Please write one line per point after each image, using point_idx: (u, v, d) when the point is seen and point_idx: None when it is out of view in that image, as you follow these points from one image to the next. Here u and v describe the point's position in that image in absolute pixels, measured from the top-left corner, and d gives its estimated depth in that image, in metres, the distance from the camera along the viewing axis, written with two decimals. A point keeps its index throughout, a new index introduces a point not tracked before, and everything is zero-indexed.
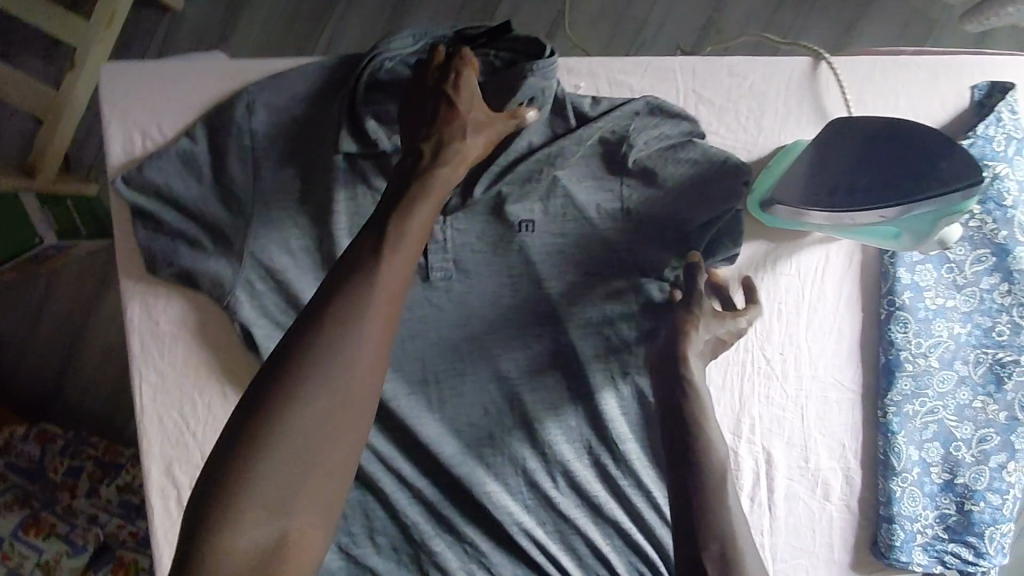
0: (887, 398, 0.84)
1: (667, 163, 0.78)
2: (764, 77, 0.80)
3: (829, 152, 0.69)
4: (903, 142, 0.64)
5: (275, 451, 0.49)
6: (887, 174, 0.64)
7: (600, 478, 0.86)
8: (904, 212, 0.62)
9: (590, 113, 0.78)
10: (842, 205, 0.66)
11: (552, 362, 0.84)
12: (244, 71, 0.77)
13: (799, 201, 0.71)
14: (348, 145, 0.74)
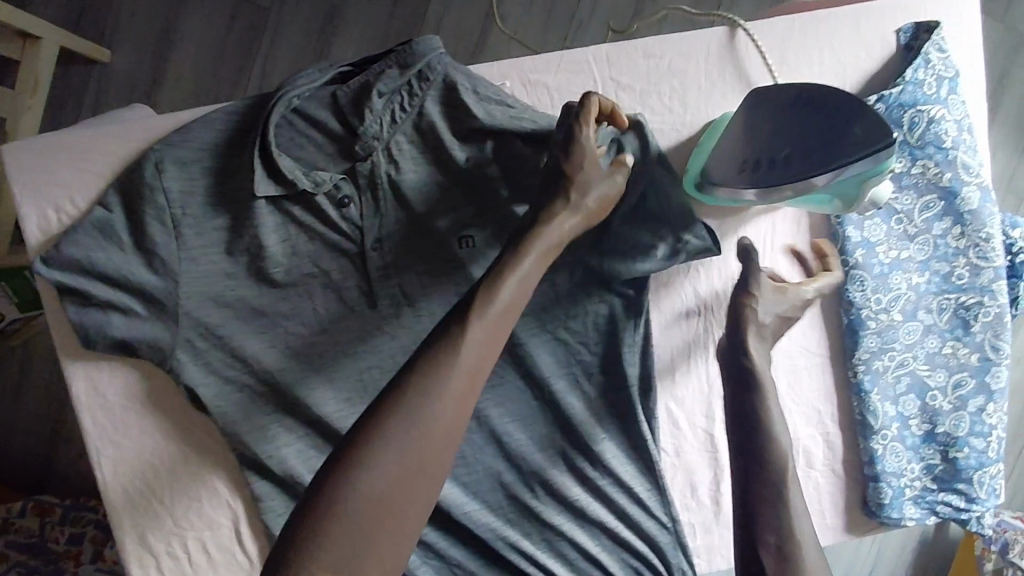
0: (855, 357, 0.83)
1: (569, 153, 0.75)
2: (682, 54, 0.78)
3: (748, 129, 0.69)
4: (817, 109, 0.63)
5: (342, 516, 0.49)
6: (805, 142, 0.63)
7: (578, 482, 0.85)
8: (828, 180, 0.63)
9: (483, 121, 0.74)
10: (769, 181, 0.66)
11: (514, 371, 0.83)
12: (147, 129, 0.75)
13: (732, 181, 0.70)
14: (268, 188, 0.73)
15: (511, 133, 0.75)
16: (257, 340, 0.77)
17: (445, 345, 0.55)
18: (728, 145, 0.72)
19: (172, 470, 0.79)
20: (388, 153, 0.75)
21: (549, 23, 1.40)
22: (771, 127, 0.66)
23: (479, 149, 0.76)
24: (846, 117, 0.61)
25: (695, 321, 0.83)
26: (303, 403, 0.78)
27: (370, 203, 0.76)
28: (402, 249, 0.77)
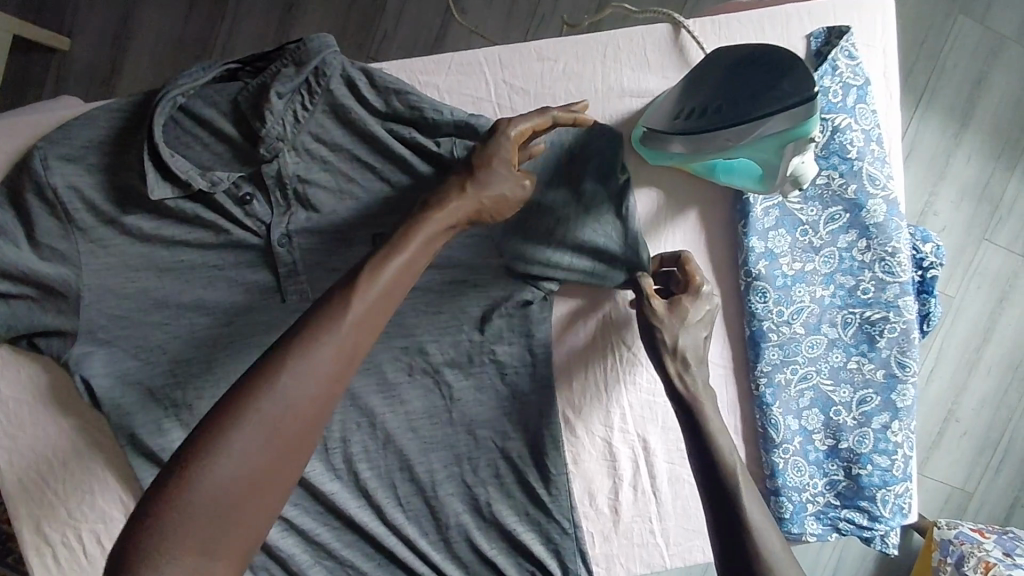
0: (756, 370, 0.81)
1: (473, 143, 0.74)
2: (577, 57, 0.76)
3: (696, 74, 0.65)
4: (747, 60, 0.60)
5: (196, 512, 0.46)
6: (733, 93, 0.60)
7: (477, 484, 0.83)
8: (744, 136, 0.59)
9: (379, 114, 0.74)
10: (695, 129, 0.63)
11: (411, 370, 0.80)
12: (46, 125, 0.76)
13: (661, 127, 0.67)
14: (164, 192, 0.72)
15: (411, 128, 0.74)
16: (159, 333, 0.77)
17: (317, 331, 0.52)
18: (662, 103, 0.68)
19: (66, 461, 0.80)
20: (293, 152, 0.74)
21: (511, 16, 1.31)
22: (716, 73, 0.62)
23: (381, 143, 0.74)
24: (779, 69, 0.57)
25: (593, 328, 0.83)
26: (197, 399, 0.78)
27: (278, 202, 0.74)
28: (311, 247, 0.76)
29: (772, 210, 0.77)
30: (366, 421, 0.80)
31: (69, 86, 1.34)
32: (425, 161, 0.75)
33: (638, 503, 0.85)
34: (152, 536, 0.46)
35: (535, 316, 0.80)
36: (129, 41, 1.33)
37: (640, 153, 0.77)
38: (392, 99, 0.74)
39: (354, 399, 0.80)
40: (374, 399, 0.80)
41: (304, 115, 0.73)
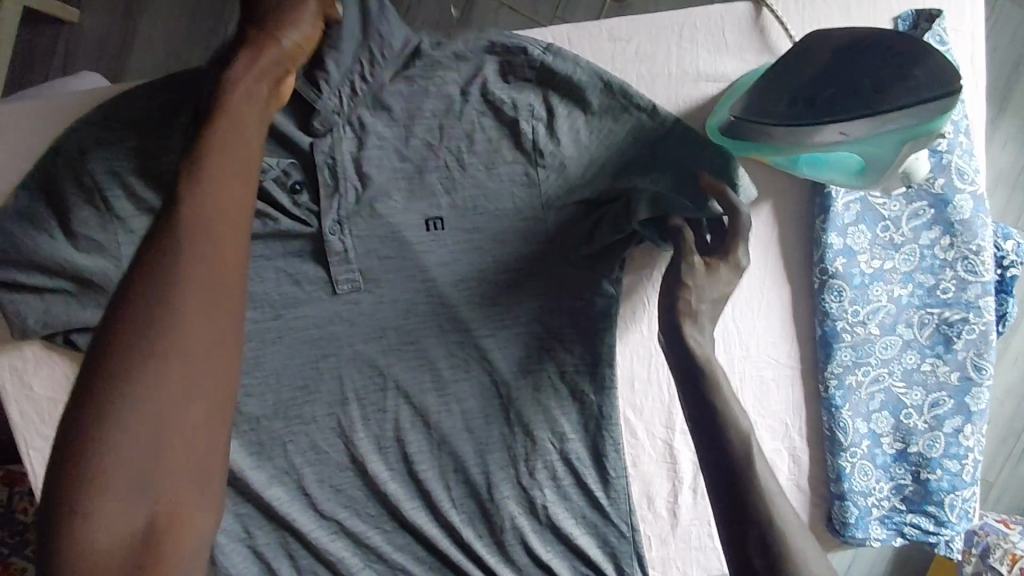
0: (827, 371, 0.77)
1: (575, 134, 0.71)
2: (650, 38, 0.71)
3: (799, 58, 0.60)
4: (867, 46, 0.55)
5: (111, 488, 0.40)
6: (849, 82, 0.55)
7: (531, 487, 0.80)
8: (863, 129, 0.55)
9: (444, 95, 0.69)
10: (801, 118, 0.58)
11: (465, 366, 0.77)
12: (84, 105, 0.70)
13: (755, 114, 0.62)
14: None
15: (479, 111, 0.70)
16: None
17: (175, 252, 0.44)
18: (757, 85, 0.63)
19: None
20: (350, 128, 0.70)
21: None
22: (826, 60, 0.58)
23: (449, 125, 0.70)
24: (909, 60, 0.53)
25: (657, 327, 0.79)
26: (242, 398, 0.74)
27: (326, 182, 0.69)
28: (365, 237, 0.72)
29: (853, 205, 0.73)
30: (420, 420, 0.77)
31: (78, 60, 1.26)
32: (487, 149, 0.71)
33: (698, 505, 0.83)
34: (73, 499, 0.40)
35: (597, 315, 0.76)
36: (139, 12, 1.25)
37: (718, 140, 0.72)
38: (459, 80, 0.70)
39: (408, 398, 0.77)
40: (429, 399, 0.77)
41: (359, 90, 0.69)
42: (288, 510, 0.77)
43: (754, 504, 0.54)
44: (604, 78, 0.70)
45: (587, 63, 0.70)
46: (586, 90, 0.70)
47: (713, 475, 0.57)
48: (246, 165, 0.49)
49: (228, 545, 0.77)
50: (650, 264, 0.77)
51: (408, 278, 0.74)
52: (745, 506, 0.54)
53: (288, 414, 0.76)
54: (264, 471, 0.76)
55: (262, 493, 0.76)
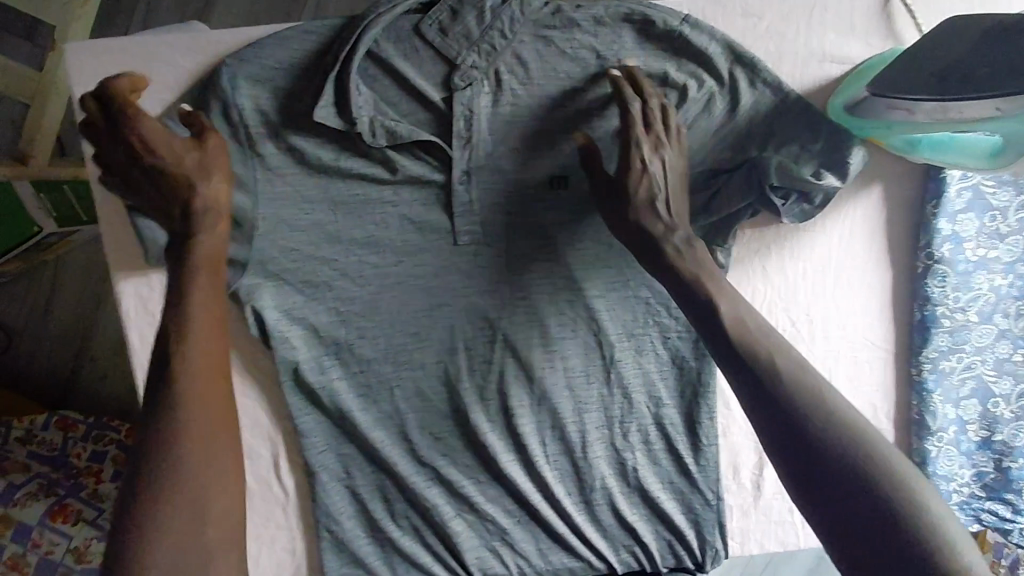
0: (923, 355, 0.79)
1: (696, 114, 0.73)
2: (782, 16, 0.74)
3: (942, 44, 0.64)
4: (1015, 30, 0.60)
5: (164, 537, 0.48)
6: (1001, 63, 0.60)
7: (622, 450, 0.82)
8: (1020, 104, 0.59)
9: (583, 57, 0.72)
10: (953, 95, 0.61)
11: (572, 325, 0.79)
12: (230, 43, 0.72)
13: (902, 94, 0.64)
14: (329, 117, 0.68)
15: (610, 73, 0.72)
16: (328, 266, 0.74)
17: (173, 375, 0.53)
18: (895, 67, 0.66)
19: None
20: (489, 84, 0.72)
21: None
22: (970, 46, 0.62)
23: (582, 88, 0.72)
24: None
25: (760, 301, 0.79)
26: (356, 340, 0.77)
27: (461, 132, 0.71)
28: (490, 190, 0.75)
29: (966, 193, 0.76)
30: (523, 375, 0.79)
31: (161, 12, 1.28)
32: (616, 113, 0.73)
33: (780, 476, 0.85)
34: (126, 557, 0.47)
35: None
36: None
37: (839, 121, 0.73)
38: (597, 43, 0.71)
39: (514, 352, 0.79)
40: (535, 354, 0.79)
41: (502, 48, 0.71)
42: (390, 455, 0.79)
43: (795, 403, 0.53)
44: (732, 51, 0.72)
45: (721, 36, 0.72)
46: (716, 62, 0.72)
47: (745, 387, 0.56)
48: (220, 250, 0.62)
49: (329, 483, 0.80)
50: (758, 236, 0.78)
51: (526, 234, 0.76)
52: (806, 449, 0.51)
53: (398, 358, 0.78)
54: (369, 414, 0.78)
55: (368, 436, 0.78)
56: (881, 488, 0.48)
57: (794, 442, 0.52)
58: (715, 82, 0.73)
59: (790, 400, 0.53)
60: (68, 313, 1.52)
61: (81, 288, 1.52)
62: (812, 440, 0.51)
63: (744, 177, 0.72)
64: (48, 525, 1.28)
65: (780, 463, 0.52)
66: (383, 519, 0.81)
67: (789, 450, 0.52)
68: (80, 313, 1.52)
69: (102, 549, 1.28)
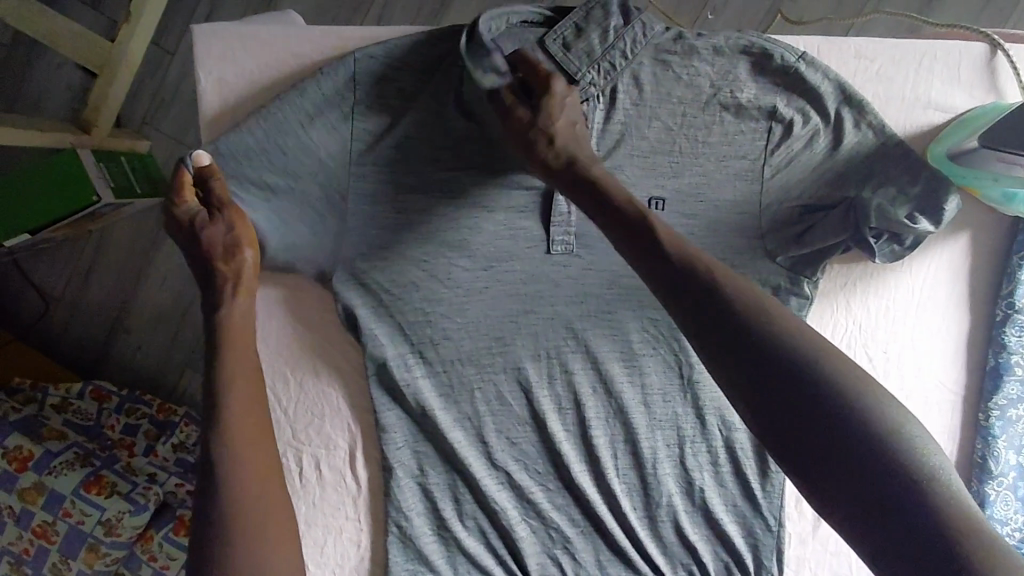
0: (992, 401, 0.82)
1: (798, 151, 0.75)
2: (892, 61, 0.77)
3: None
4: None
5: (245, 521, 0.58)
6: None
7: (689, 469, 0.83)
8: None
9: (699, 83, 0.74)
10: None
11: (654, 343, 0.80)
12: (357, 42, 0.75)
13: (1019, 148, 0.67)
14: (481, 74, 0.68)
15: (721, 102, 0.74)
16: (425, 265, 0.76)
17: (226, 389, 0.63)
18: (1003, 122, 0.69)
19: (302, 382, 0.81)
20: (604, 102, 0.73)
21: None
22: None
23: (694, 114, 0.74)
24: None
25: (840, 335, 0.81)
26: (444, 339, 0.78)
27: None
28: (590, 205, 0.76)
29: None
30: (602, 388, 0.81)
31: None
32: (722, 141, 0.75)
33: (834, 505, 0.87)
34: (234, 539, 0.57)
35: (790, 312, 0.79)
36: None
37: (937, 166, 0.76)
38: (713, 71, 0.74)
39: (596, 364, 0.80)
40: (617, 368, 0.80)
41: (620, 67, 0.72)
42: (466, 455, 0.80)
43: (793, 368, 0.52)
44: (845, 91, 0.74)
45: (835, 77, 0.75)
46: (824, 100, 0.74)
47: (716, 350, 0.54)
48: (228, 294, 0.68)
49: (404, 479, 0.81)
50: (847, 271, 0.81)
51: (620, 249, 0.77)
52: (812, 420, 0.49)
53: (483, 361, 0.79)
54: (449, 413, 0.80)
55: (447, 435, 0.79)
56: (891, 451, 0.48)
57: (797, 415, 0.50)
58: (819, 120, 0.75)
59: (801, 369, 0.52)
60: (105, 290, 1.47)
61: (121, 264, 1.46)
62: (802, 404, 0.50)
63: (838, 212, 0.75)
64: (83, 496, 1.25)
65: (784, 445, 0.50)
66: (450, 518, 0.82)
67: (795, 419, 0.50)
68: (119, 287, 1.47)
69: (135, 523, 1.25)
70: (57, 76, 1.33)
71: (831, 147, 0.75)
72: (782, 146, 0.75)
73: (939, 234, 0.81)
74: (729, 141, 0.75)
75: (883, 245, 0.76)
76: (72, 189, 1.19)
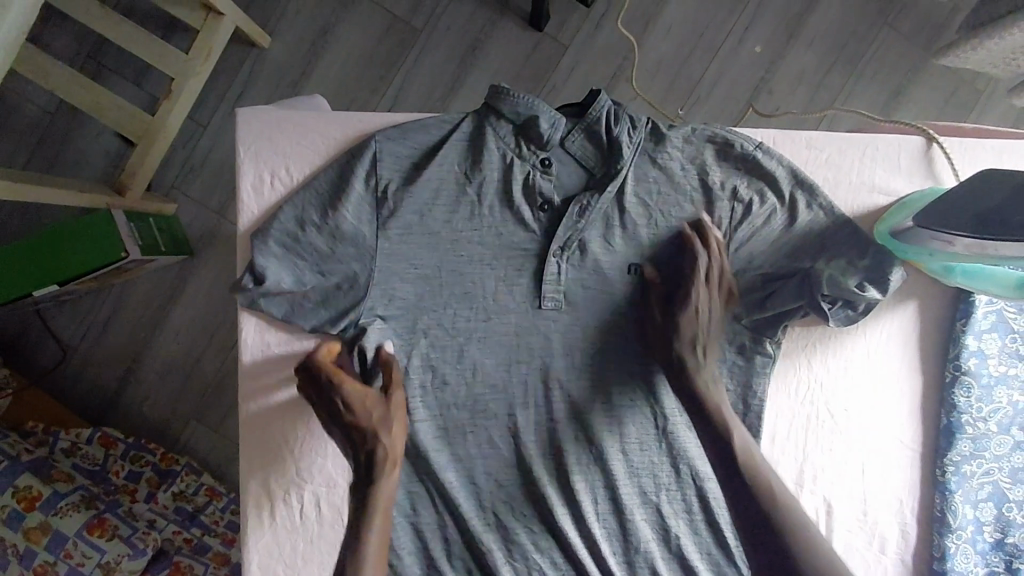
0: (947, 458, 0.88)
1: (759, 227, 0.85)
2: (840, 151, 0.89)
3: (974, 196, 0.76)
4: None
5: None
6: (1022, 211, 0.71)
7: (665, 517, 0.88)
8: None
9: (669, 165, 0.85)
10: (984, 231, 0.73)
11: (633, 395, 0.88)
12: (375, 124, 0.88)
13: (948, 225, 0.76)
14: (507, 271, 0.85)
15: (689, 182, 0.85)
16: (426, 318, 0.85)
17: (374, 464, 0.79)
18: (936, 205, 0.79)
19: (309, 422, 0.89)
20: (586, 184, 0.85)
21: (671, 88, 1.39)
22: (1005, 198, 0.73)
23: (666, 192, 0.85)
24: None
25: (803, 392, 0.90)
26: (442, 385, 0.86)
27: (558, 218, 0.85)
28: (574, 269, 0.85)
29: (990, 315, 0.87)
30: (583, 435, 0.87)
31: (265, 75, 1.44)
32: (690, 214, 0.85)
33: None
34: None
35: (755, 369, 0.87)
36: (330, 45, 1.42)
37: (886, 244, 0.85)
38: (681, 156, 0.85)
39: (577, 412, 0.87)
40: (597, 417, 0.87)
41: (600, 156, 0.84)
42: (457, 495, 0.87)
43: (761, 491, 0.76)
44: (796, 175, 0.85)
45: (788, 164, 0.86)
46: (779, 182, 0.85)
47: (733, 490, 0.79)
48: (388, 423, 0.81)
49: (397, 518, 0.87)
50: (806, 335, 0.89)
51: (601, 309, 0.86)
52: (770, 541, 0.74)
53: (475, 406, 0.87)
54: (443, 455, 0.87)
55: (439, 475, 0.86)
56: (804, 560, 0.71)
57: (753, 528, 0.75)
58: (775, 199, 0.85)
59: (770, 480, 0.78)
60: (121, 340, 1.55)
61: (139, 317, 1.54)
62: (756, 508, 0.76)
63: (796, 279, 0.84)
64: (85, 537, 1.29)
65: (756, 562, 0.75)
66: (439, 557, 0.87)
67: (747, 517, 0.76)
68: (136, 336, 1.55)
69: (132, 568, 1.29)
70: (99, 144, 1.47)
71: (787, 223, 0.85)
72: (743, 222, 0.85)
73: (890, 301, 0.90)
74: (697, 216, 0.85)
75: (836, 310, 0.84)
76: (106, 245, 1.30)
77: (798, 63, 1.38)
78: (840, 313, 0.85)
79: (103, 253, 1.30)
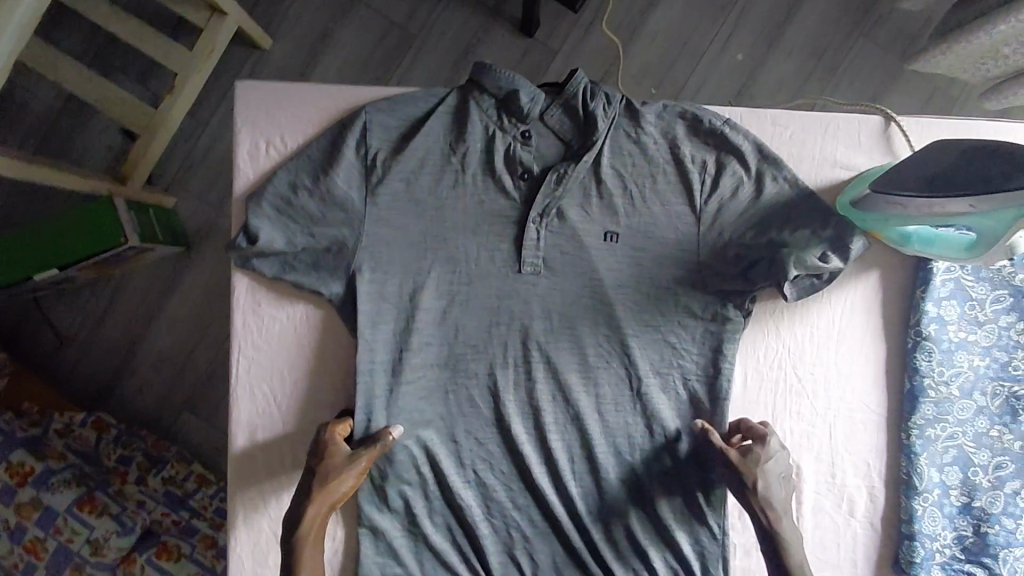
0: (910, 421, 0.91)
1: (728, 196, 0.90)
2: (804, 128, 0.94)
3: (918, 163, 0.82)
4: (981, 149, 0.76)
5: None
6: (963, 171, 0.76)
7: (639, 477, 0.91)
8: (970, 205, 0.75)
9: (642, 138, 0.91)
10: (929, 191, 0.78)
11: (608, 358, 0.91)
12: (366, 99, 0.93)
13: (897, 189, 0.82)
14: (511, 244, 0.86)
15: (661, 153, 0.91)
16: (411, 280, 0.89)
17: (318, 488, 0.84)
18: (891, 173, 0.84)
19: (296, 381, 0.93)
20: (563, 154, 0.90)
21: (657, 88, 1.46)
22: (947, 161, 0.79)
23: (639, 163, 0.90)
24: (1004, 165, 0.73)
25: (772, 357, 0.93)
26: (425, 345, 0.89)
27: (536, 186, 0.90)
28: (552, 235, 0.89)
29: (948, 283, 0.92)
30: (560, 395, 0.91)
31: (267, 73, 1.50)
32: (661, 184, 0.90)
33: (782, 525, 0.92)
34: None
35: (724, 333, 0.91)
36: (330, 46, 1.49)
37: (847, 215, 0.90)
38: (653, 129, 0.91)
39: (555, 374, 0.91)
40: (574, 378, 0.91)
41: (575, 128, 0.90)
42: (438, 452, 0.90)
43: None
44: (761, 148, 0.91)
45: (754, 138, 0.91)
46: (745, 155, 0.90)
47: None
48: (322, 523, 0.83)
49: (379, 474, 0.89)
50: (774, 302, 0.94)
51: (578, 274, 0.90)
52: None
53: (456, 366, 0.90)
54: (425, 413, 0.90)
55: (421, 432, 0.90)
56: None
57: None
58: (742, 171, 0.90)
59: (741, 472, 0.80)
60: (117, 327, 1.58)
61: (136, 304, 1.58)
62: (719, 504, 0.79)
63: (762, 246, 0.89)
64: (75, 513, 1.32)
65: None
66: (419, 513, 0.90)
67: None
68: (132, 323, 1.58)
69: (120, 545, 1.31)
70: (104, 136, 1.52)
71: (754, 193, 0.90)
72: (712, 191, 0.90)
73: (852, 270, 0.94)
74: (668, 185, 0.90)
75: (800, 279, 0.89)
76: (106, 229, 1.35)
77: (779, 67, 1.45)
78: (805, 281, 0.89)
79: (103, 237, 1.34)
